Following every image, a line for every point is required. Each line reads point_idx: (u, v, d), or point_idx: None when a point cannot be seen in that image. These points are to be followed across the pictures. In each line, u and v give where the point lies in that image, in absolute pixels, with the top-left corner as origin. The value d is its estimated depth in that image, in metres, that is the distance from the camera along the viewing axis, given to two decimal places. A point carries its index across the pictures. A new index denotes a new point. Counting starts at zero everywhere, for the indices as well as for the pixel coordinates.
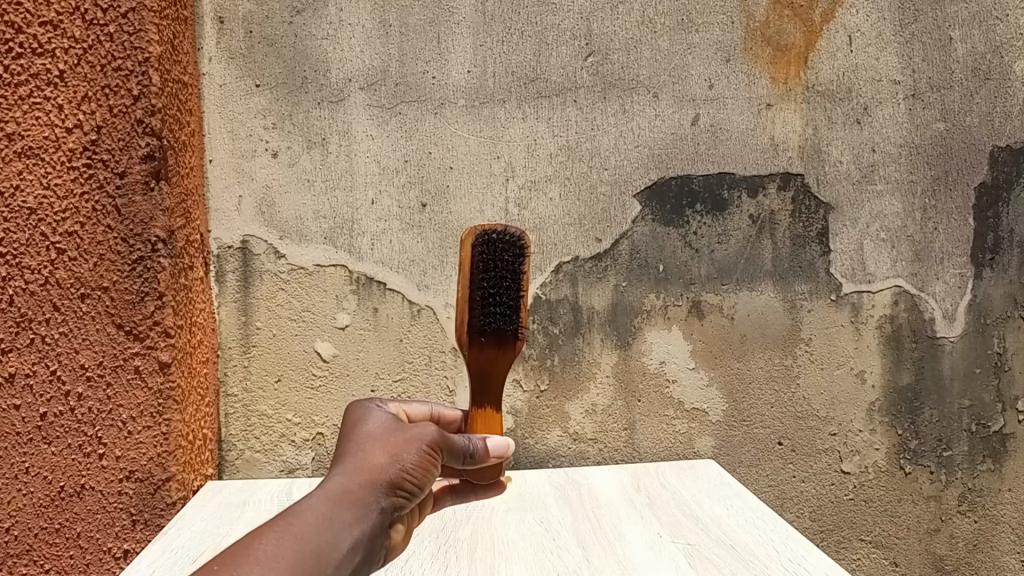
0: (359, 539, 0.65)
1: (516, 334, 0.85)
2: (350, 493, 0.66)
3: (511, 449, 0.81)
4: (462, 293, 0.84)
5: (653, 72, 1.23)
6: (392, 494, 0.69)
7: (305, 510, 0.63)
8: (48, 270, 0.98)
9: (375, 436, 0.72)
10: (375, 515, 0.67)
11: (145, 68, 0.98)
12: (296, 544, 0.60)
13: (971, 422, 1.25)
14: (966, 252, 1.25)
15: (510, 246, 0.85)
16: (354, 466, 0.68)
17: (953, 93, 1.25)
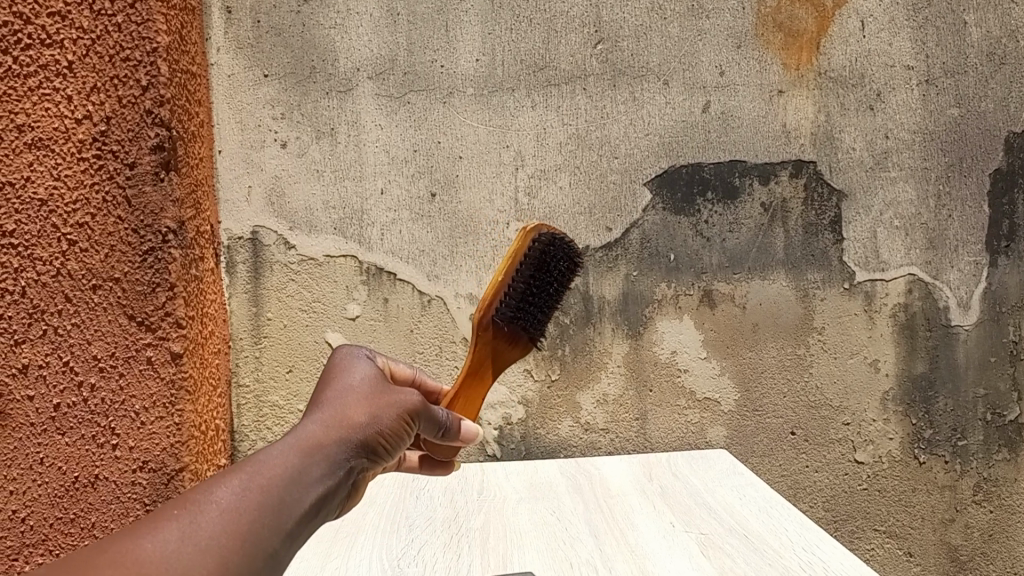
0: (328, 496, 0.57)
1: (533, 340, 0.83)
2: (324, 448, 0.58)
3: (479, 436, 0.75)
4: (508, 277, 0.80)
5: (663, 59, 1.22)
6: (368, 450, 0.62)
7: (272, 457, 0.56)
8: (59, 261, 0.97)
9: (356, 385, 0.65)
10: (348, 471, 0.59)
11: (154, 58, 0.99)
12: (257, 497, 0.53)
13: (986, 411, 1.24)
14: (981, 239, 1.23)
15: (565, 256, 0.84)
16: (330, 416, 0.61)
17: (968, 78, 1.23)
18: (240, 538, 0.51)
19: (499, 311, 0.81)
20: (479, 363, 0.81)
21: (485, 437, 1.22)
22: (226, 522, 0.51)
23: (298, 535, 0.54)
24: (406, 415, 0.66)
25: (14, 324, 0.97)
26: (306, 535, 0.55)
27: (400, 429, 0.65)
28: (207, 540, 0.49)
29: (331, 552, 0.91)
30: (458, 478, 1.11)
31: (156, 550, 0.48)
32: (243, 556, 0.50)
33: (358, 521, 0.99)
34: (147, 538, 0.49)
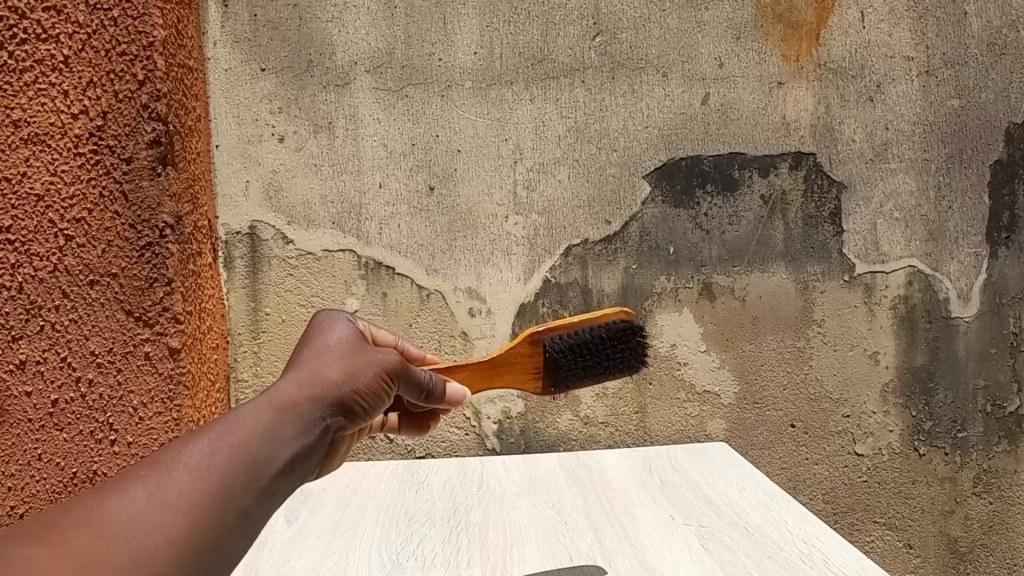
0: (299, 455, 0.61)
1: (553, 386, 0.90)
2: (297, 406, 0.63)
3: (466, 397, 0.84)
4: (586, 326, 0.88)
5: (662, 51, 1.21)
6: (340, 411, 0.66)
7: (245, 417, 0.60)
8: (57, 257, 0.97)
9: (330, 352, 0.70)
10: (318, 431, 0.64)
11: (151, 53, 0.99)
12: (228, 454, 0.56)
13: (986, 402, 1.24)
14: (981, 231, 1.23)
15: (628, 355, 0.90)
16: (302, 380, 0.66)
17: (968, 69, 1.22)
18: (208, 493, 0.54)
19: (555, 341, 0.88)
20: (507, 364, 0.89)
21: (485, 431, 1.22)
22: (195, 479, 0.54)
23: (269, 494, 0.58)
24: (380, 377, 0.71)
25: (10, 321, 0.96)
26: (278, 493, 0.59)
27: (373, 392, 0.70)
28: (175, 496, 0.53)
29: (331, 547, 0.91)
30: (457, 471, 1.11)
31: (124, 508, 0.51)
32: (210, 511, 0.54)
33: (358, 516, 0.99)
34: (115, 497, 0.52)
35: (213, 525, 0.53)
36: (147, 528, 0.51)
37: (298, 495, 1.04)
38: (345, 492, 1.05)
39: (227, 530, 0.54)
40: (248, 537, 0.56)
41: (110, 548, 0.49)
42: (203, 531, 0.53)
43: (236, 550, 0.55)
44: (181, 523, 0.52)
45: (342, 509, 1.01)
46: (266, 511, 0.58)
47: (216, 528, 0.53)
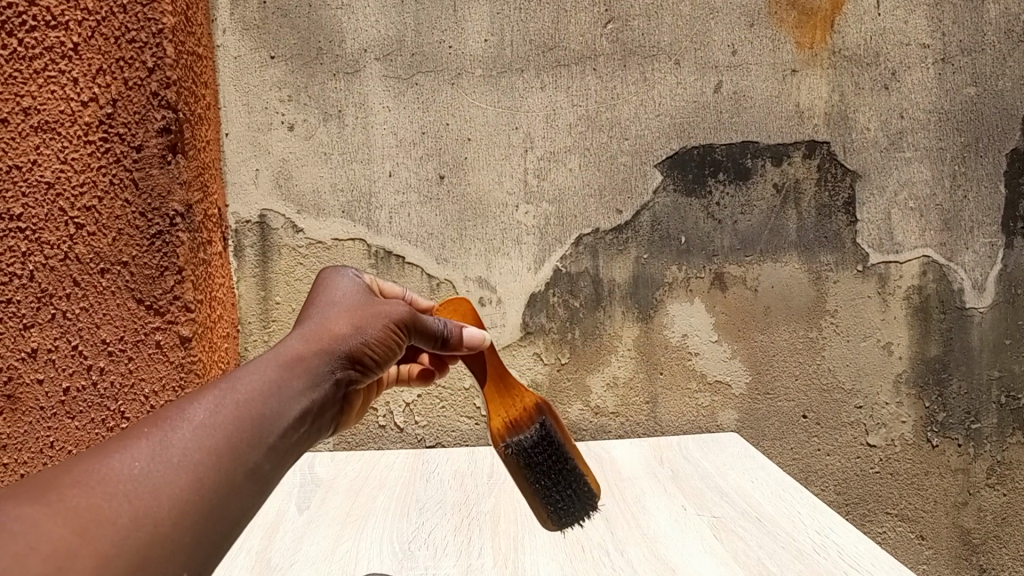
0: (304, 410, 0.65)
1: (506, 445, 0.82)
2: (303, 364, 0.68)
3: (487, 342, 0.84)
4: (579, 461, 0.82)
5: (674, 38, 1.20)
6: (342, 367, 0.71)
7: (251, 375, 0.64)
8: (67, 245, 0.98)
9: (334, 312, 0.76)
10: (323, 386, 0.68)
11: (159, 40, 0.97)
12: (234, 410, 0.60)
13: (1000, 394, 1.23)
14: (997, 220, 1.21)
15: (575, 508, 0.80)
16: (305, 340, 0.70)
17: (985, 56, 1.20)
18: (215, 447, 0.57)
19: (552, 431, 0.83)
20: (512, 399, 0.85)
21: None
22: (200, 435, 0.57)
23: (275, 450, 0.61)
24: (388, 329, 0.76)
25: (22, 308, 0.98)
26: (285, 448, 0.63)
27: (379, 344, 0.75)
28: (180, 453, 0.55)
29: (342, 535, 0.92)
30: (468, 461, 1.11)
31: (128, 466, 0.53)
32: (217, 465, 0.56)
33: (369, 504, 0.99)
34: (117, 456, 0.54)
35: (220, 476, 0.56)
36: (151, 485, 0.53)
37: (309, 484, 1.05)
38: (356, 481, 1.05)
39: (234, 483, 0.57)
40: (257, 492, 0.59)
41: (115, 503, 0.51)
42: (211, 486, 0.55)
43: (245, 504, 0.58)
44: (187, 477, 0.54)
45: (353, 497, 1.01)
46: (274, 465, 0.61)
47: (223, 481, 0.56)
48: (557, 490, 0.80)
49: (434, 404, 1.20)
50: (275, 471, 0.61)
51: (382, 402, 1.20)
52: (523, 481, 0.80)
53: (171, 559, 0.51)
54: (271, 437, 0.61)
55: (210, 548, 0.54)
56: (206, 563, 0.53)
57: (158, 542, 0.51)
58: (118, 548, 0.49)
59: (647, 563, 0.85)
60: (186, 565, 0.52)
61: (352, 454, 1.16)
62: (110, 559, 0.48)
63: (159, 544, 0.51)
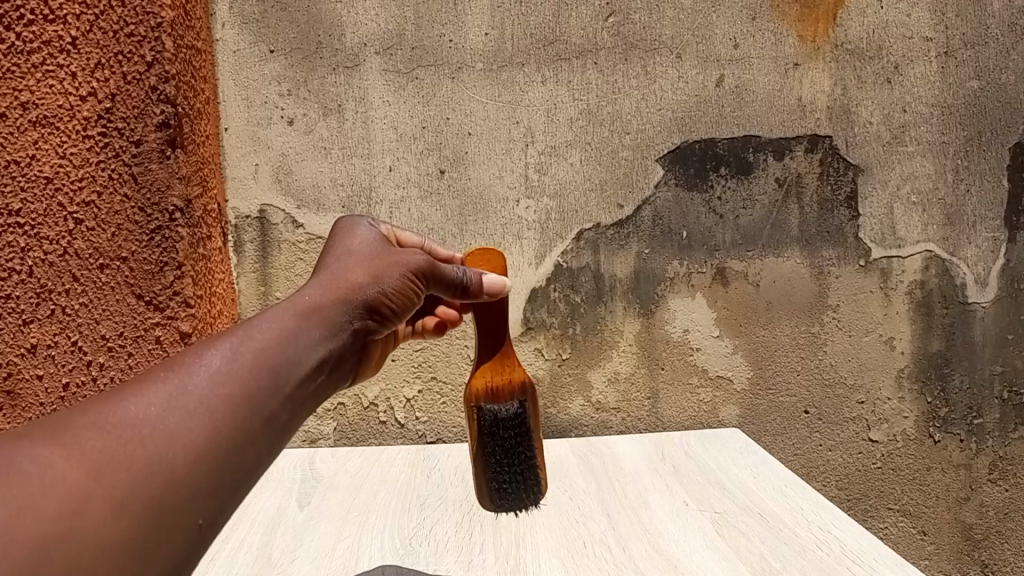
0: (322, 359, 0.65)
1: (476, 407, 0.83)
2: (320, 314, 0.68)
3: (508, 289, 0.83)
4: (538, 457, 0.83)
5: (676, 32, 1.19)
6: (359, 317, 0.71)
7: (269, 325, 0.63)
8: (66, 240, 0.97)
9: (351, 263, 0.76)
10: (339, 336, 0.68)
11: (159, 33, 0.96)
12: (251, 358, 0.60)
13: (1003, 389, 1.23)
14: (1000, 214, 1.21)
15: (515, 495, 0.81)
16: (322, 290, 0.71)
17: (988, 49, 1.20)
18: (230, 394, 0.57)
19: (524, 415, 0.84)
20: (502, 367, 0.84)
21: None
22: (216, 381, 0.57)
23: (293, 399, 0.61)
24: (404, 280, 0.77)
25: (22, 304, 0.98)
26: (303, 396, 0.63)
27: (396, 294, 0.75)
28: (196, 399, 0.56)
29: (342, 532, 0.91)
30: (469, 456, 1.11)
31: (144, 410, 0.54)
32: (232, 411, 0.57)
33: (369, 500, 0.99)
34: (135, 400, 0.55)
35: (236, 424, 0.56)
36: (167, 431, 0.53)
37: (310, 480, 1.05)
38: (357, 477, 1.05)
39: (251, 431, 0.57)
40: (274, 440, 0.59)
41: (129, 448, 0.52)
42: (227, 433, 0.55)
43: (262, 452, 0.58)
44: (203, 422, 0.55)
45: (354, 493, 1.01)
46: (292, 413, 0.61)
47: (240, 428, 0.56)
48: (504, 471, 0.81)
49: (435, 400, 1.20)
50: (293, 420, 0.61)
51: (383, 398, 1.20)
52: (475, 445, 0.83)
53: (184, 507, 0.52)
54: (288, 386, 0.61)
55: (225, 496, 0.54)
56: (220, 510, 0.54)
57: (172, 489, 0.52)
58: (132, 494, 0.50)
59: (649, 559, 0.85)
60: (201, 512, 0.53)
61: (353, 449, 1.16)
62: (123, 505, 0.50)
63: (173, 490, 0.52)
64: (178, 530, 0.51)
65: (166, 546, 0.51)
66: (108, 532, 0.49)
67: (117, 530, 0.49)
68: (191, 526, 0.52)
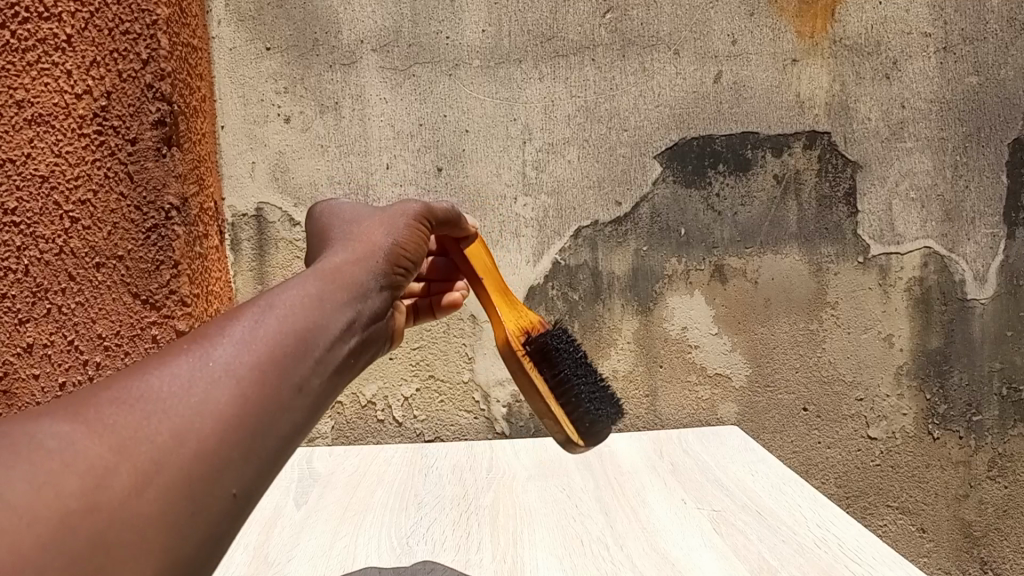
0: (344, 328, 0.63)
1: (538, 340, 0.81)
2: (337, 282, 0.66)
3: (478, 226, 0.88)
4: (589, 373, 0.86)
5: (674, 28, 1.18)
6: (377, 282, 0.70)
7: (289, 294, 0.61)
8: (62, 239, 0.96)
9: (362, 231, 0.74)
10: (363, 302, 0.67)
11: (154, 31, 0.97)
12: (274, 325, 0.58)
13: (1002, 385, 1.23)
14: (998, 210, 1.21)
15: (607, 404, 0.82)
16: (336, 258, 0.69)
17: (987, 45, 1.19)
18: (259, 360, 0.55)
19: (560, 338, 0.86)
20: (516, 307, 0.85)
21: (494, 415, 1.21)
22: (242, 350, 0.55)
23: (320, 368, 0.59)
24: (411, 239, 0.75)
25: (17, 303, 0.97)
26: (330, 365, 0.61)
27: (405, 258, 0.74)
28: (222, 368, 0.53)
29: (339, 530, 0.91)
30: (466, 455, 1.11)
31: (167, 381, 0.51)
32: (262, 377, 0.54)
33: (367, 499, 0.98)
34: (152, 373, 0.51)
35: (267, 389, 0.54)
36: (194, 401, 0.50)
37: (308, 478, 1.04)
38: (354, 476, 1.05)
39: (283, 396, 0.55)
40: (305, 409, 0.57)
41: (155, 420, 0.48)
42: (258, 402, 0.53)
43: (294, 422, 0.56)
44: (232, 388, 0.52)
45: (352, 492, 1.00)
46: (320, 382, 0.59)
47: (271, 394, 0.54)
48: (589, 387, 0.81)
49: (433, 398, 1.20)
50: (323, 388, 0.60)
51: (381, 396, 1.19)
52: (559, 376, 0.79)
53: (220, 475, 0.49)
54: (314, 353, 0.59)
55: (260, 464, 0.52)
56: (257, 481, 0.52)
57: (206, 459, 0.49)
58: (164, 464, 0.47)
59: (646, 557, 0.84)
60: (237, 482, 0.50)
61: (350, 447, 1.16)
62: (156, 475, 0.46)
63: (207, 458, 0.49)
64: (216, 502, 0.49)
65: (206, 517, 0.48)
66: (145, 504, 0.45)
67: (154, 501, 0.46)
68: (229, 496, 0.50)
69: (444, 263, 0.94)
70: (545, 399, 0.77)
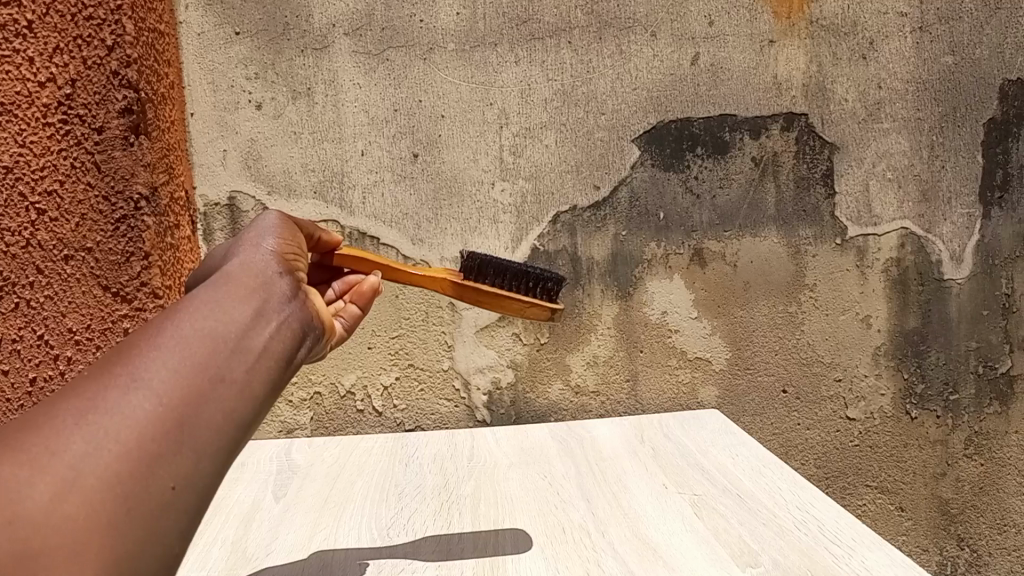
0: (261, 311, 0.60)
1: (475, 269, 0.92)
2: (242, 275, 0.62)
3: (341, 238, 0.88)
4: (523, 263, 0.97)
5: (650, 10, 1.17)
6: (286, 269, 0.67)
7: (193, 297, 0.59)
8: (28, 231, 0.94)
9: (265, 229, 0.71)
10: (279, 283, 0.64)
11: (118, 16, 0.93)
12: (175, 325, 0.56)
13: (978, 364, 1.24)
14: (974, 190, 1.21)
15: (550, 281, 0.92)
16: (245, 253, 0.66)
17: (963, 24, 1.19)
18: (169, 356, 0.53)
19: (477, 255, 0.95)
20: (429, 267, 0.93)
21: (475, 403, 1.20)
22: (147, 356, 0.53)
23: (244, 352, 0.56)
24: (290, 234, 0.73)
25: None
26: (257, 348, 0.58)
27: (292, 250, 0.71)
28: (128, 374, 0.52)
29: (318, 524, 0.90)
30: (447, 444, 1.10)
31: (76, 400, 0.51)
32: (175, 372, 0.53)
33: (348, 490, 0.98)
34: (65, 397, 0.52)
35: (184, 381, 0.52)
36: (100, 412, 0.50)
37: (287, 470, 1.03)
38: (333, 467, 1.04)
39: (206, 384, 0.53)
40: (238, 394, 0.54)
41: (63, 437, 0.48)
42: (174, 398, 0.51)
43: (226, 408, 0.53)
44: (143, 389, 0.51)
45: (331, 484, 0.99)
46: (249, 366, 0.56)
47: (188, 385, 0.52)
48: (535, 278, 0.92)
49: (413, 387, 1.19)
50: (255, 372, 0.56)
51: (360, 386, 1.18)
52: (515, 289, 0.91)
53: (145, 472, 0.48)
54: (233, 340, 0.56)
55: (196, 453, 0.51)
56: (197, 469, 0.50)
57: (123, 460, 0.48)
58: (78, 474, 0.47)
59: (628, 543, 0.84)
60: (172, 475, 0.49)
61: (330, 438, 1.15)
62: (72, 485, 0.47)
63: (124, 458, 0.48)
64: (149, 499, 0.48)
65: (141, 514, 0.48)
66: (64, 513, 0.46)
67: (76, 509, 0.46)
68: (164, 490, 0.49)
69: (327, 280, 0.91)
70: (521, 301, 0.90)
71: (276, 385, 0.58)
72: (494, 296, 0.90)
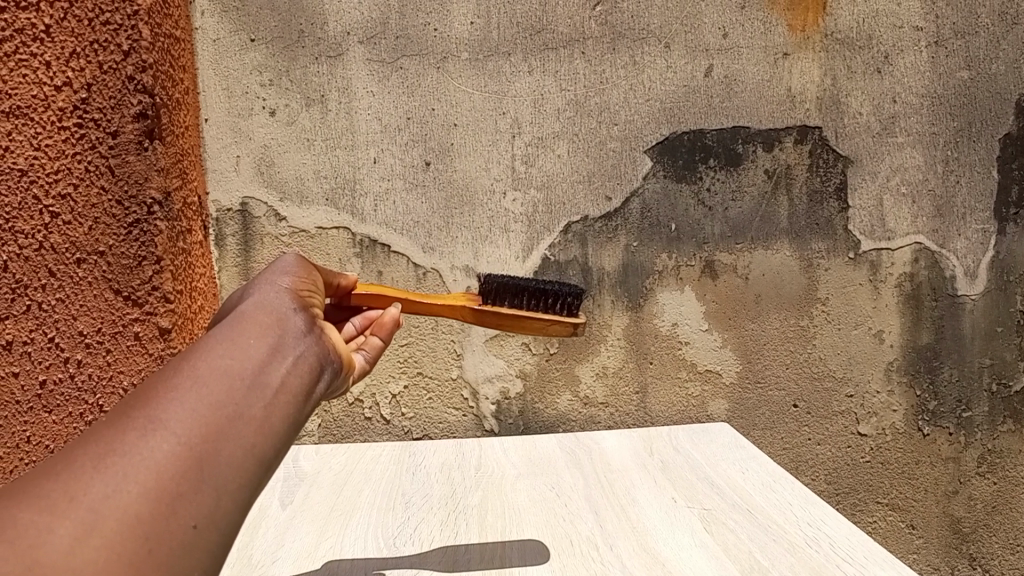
0: (276, 350, 0.61)
1: (493, 290, 0.91)
2: (256, 314, 0.63)
3: (354, 276, 0.88)
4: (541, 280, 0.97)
5: (664, 21, 1.17)
6: (298, 307, 0.68)
7: (209, 337, 0.60)
8: (42, 234, 0.94)
9: (278, 269, 0.73)
10: (294, 321, 0.65)
11: (135, 22, 0.94)
12: (192, 366, 0.56)
13: (992, 381, 1.23)
14: (989, 206, 1.20)
15: (569, 295, 0.92)
16: (258, 292, 0.67)
17: (979, 39, 1.18)
18: (187, 396, 0.53)
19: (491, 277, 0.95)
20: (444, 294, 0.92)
21: (483, 412, 1.20)
22: (164, 398, 0.53)
23: (262, 389, 0.57)
24: (304, 271, 0.75)
25: None
26: (274, 387, 0.58)
27: (305, 287, 0.73)
28: (147, 416, 0.52)
29: (325, 532, 0.90)
30: (455, 453, 1.10)
31: (95, 444, 0.50)
32: (195, 411, 0.53)
33: (354, 498, 0.97)
34: (82, 443, 0.51)
35: (204, 420, 0.52)
36: (119, 454, 0.49)
37: (294, 477, 1.03)
38: (340, 475, 1.04)
39: (226, 422, 0.53)
40: (255, 431, 0.55)
41: (84, 481, 0.48)
42: (195, 437, 0.51)
43: (246, 446, 0.54)
44: (163, 429, 0.51)
45: (338, 492, 0.99)
46: (265, 404, 0.57)
47: (208, 423, 0.52)
48: (554, 297, 0.92)
49: (422, 396, 1.19)
50: (272, 409, 0.57)
51: (369, 394, 1.18)
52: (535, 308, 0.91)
53: (167, 511, 0.48)
54: (250, 378, 0.57)
55: (217, 491, 0.51)
56: (219, 507, 0.50)
57: (145, 500, 0.48)
58: (101, 515, 0.46)
59: (636, 557, 0.84)
60: (194, 513, 0.49)
61: (338, 445, 1.14)
62: (93, 527, 0.46)
63: (146, 498, 0.48)
64: (171, 537, 0.48)
65: (164, 553, 0.47)
66: (86, 556, 0.44)
67: (98, 553, 0.45)
68: (187, 529, 0.48)
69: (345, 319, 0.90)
70: (541, 319, 0.90)
71: (292, 422, 0.59)
72: (516, 318, 0.90)
